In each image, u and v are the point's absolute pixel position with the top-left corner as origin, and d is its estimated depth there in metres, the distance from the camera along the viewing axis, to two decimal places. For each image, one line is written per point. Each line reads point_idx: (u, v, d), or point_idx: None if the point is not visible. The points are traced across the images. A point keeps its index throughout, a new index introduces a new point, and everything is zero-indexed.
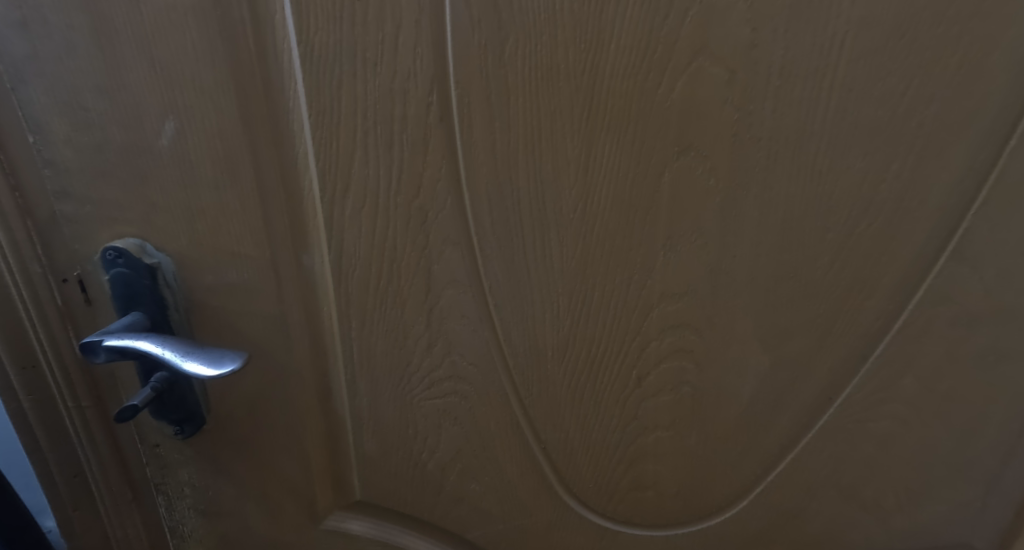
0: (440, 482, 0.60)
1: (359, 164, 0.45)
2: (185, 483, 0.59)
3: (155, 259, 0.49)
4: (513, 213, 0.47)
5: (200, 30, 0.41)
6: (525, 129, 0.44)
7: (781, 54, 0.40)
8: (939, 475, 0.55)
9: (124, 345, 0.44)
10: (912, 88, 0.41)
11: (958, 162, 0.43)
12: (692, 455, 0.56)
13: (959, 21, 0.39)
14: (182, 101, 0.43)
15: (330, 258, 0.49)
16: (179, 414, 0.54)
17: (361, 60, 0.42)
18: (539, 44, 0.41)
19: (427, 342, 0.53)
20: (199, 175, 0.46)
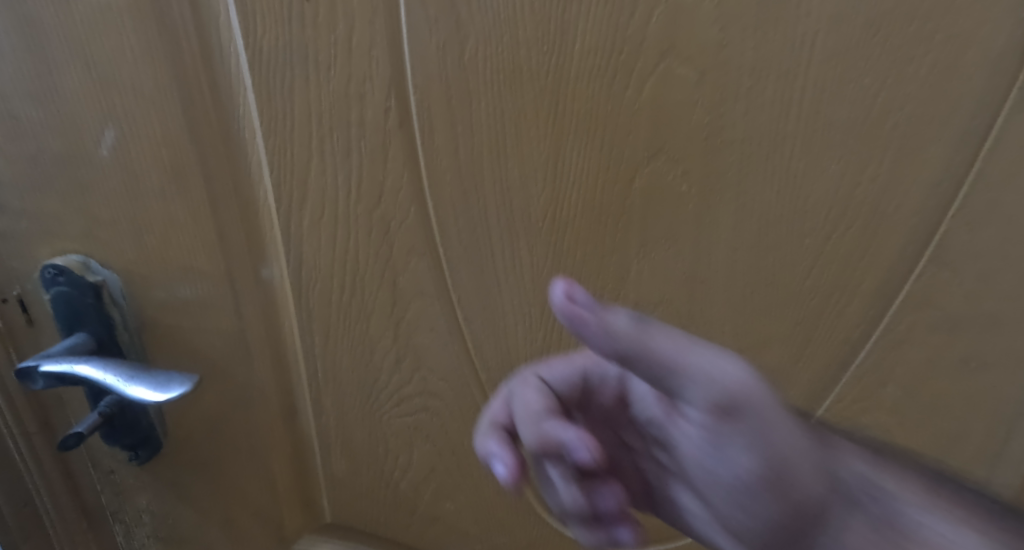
0: (414, 501, 0.58)
1: (317, 172, 0.43)
2: (144, 509, 0.57)
3: (100, 275, 0.46)
4: (480, 221, 0.45)
5: (137, 33, 0.39)
6: (488, 135, 0.42)
7: (751, 54, 0.39)
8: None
9: (62, 371, 0.42)
10: (887, 87, 0.39)
11: (936, 165, 0.41)
12: None
13: (933, 16, 0.37)
14: (121, 107, 0.41)
15: (290, 270, 0.47)
16: (132, 440, 0.51)
17: (314, 63, 0.40)
18: (500, 46, 0.39)
19: (394, 357, 0.51)
20: (143, 186, 0.43)
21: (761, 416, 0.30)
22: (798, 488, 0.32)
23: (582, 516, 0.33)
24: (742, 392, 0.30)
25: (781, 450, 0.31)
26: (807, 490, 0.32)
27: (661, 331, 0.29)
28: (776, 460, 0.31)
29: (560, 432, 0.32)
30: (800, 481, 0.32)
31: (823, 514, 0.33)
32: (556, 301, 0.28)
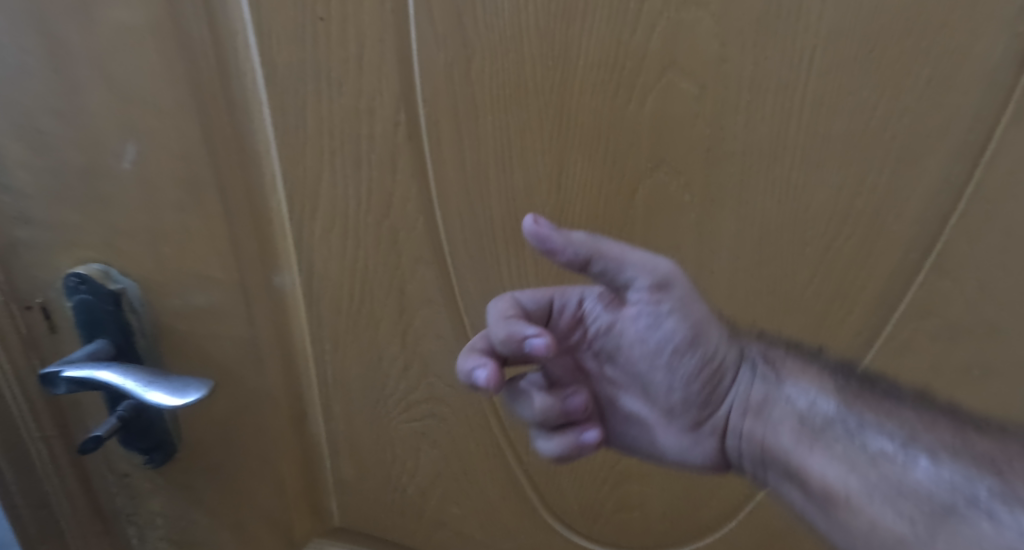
0: (421, 506, 0.59)
1: (328, 184, 0.45)
2: (157, 512, 0.58)
3: (120, 284, 0.48)
4: (486, 230, 0.46)
5: (158, 52, 0.40)
6: (494, 147, 0.43)
7: (751, 69, 0.40)
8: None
9: (84, 376, 0.43)
10: (884, 100, 0.40)
11: (935, 176, 0.41)
12: (677, 474, 0.55)
13: (928, 32, 0.38)
14: (142, 122, 0.42)
15: (302, 278, 0.48)
16: (146, 443, 0.52)
17: (326, 79, 0.41)
18: (506, 61, 0.40)
19: (402, 363, 0.52)
20: (161, 197, 0.45)
21: (683, 295, 0.41)
22: (708, 354, 0.43)
23: (556, 418, 0.44)
24: (667, 279, 0.40)
25: (698, 321, 0.42)
26: (715, 356, 0.43)
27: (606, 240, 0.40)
28: (695, 330, 0.42)
29: (523, 328, 0.39)
30: (711, 351, 0.43)
31: (732, 376, 0.44)
32: (527, 227, 0.38)
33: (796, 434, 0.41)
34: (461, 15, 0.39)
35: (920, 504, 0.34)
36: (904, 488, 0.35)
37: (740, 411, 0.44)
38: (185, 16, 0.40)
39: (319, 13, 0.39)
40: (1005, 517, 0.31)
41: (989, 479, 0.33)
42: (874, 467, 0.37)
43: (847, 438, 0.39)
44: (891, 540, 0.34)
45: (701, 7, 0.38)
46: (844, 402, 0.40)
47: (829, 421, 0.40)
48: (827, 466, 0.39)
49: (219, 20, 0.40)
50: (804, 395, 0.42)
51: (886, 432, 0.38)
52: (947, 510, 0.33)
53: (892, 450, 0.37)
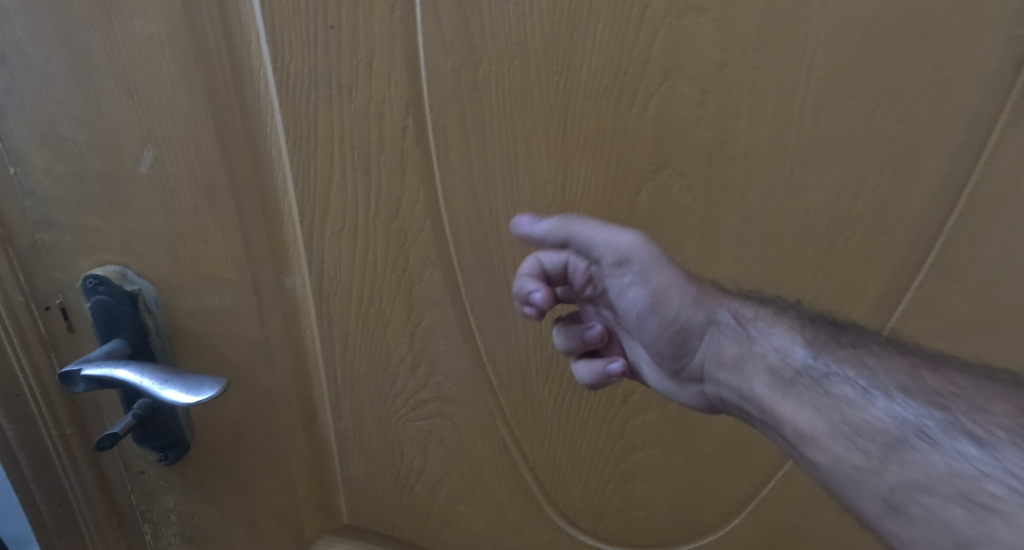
0: (428, 504, 0.60)
1: (338, 187, 0.46)
2: (171, 509, 0.59)
3: (136, 285, 0.49)
4: (493, 233, 0.47)
5: (176, 61, 0.41)
6: (500, 150, 0.44)
7: (751, 73, 0.40)
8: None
9: (102, 374, 0.44)
10: (884, 104, 0.40)
11: (935, 178, 0.42)
12: (681, 474, 0.56)
13: (926, 37, 0.38)
14: (160, 129, 0.44)
15: (312, 280, 0.50)
16: (161, 441, 0.54)
17: (337, 86, 0.42)
18: (511, 67, 0.41)
19: (410, 363, 0.53)
20: (177, 201, 0.46)
21: (643, 266, 0.44)
22: (674, 310, 0.45)
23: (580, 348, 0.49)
24: (629, 253, 0.44)
25: (658, 285, 0.44)
26: (681, 311, 0.45)
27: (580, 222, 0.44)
28: (658, 292, 0.44)
29: (526, 285, 0.46)
30: (675, 310, 0.45)
31: (702, 329, 0.45)
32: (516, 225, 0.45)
33: (765, 381, 0.40)
34: (469, 23, 0.40)
35: (874, 438, 0.34)
36: (866, 432, 0.34)
37: (715, 362, 0.45)
38: (201, 26, 0.41)
39: (331, 22, 0.41)
40: (955, 448, 0.31)
41: (940, 416, 0.32)
42: (839, 413, 0.36)
43: (817, 389, 0.37)
44: (851, 472, 0.33)
45: (702, 14, 0.39)
46: (813, 348, 0.40)
47: (799, 370, 0.39)
48: (795, 413, 0.37)
49: (234, 29, 0.42)
50: (773, 341, 0.41)
51: (852, 380, 0.37)
52: (899, 447, 0.32)
53: (855, 394, 0.36)
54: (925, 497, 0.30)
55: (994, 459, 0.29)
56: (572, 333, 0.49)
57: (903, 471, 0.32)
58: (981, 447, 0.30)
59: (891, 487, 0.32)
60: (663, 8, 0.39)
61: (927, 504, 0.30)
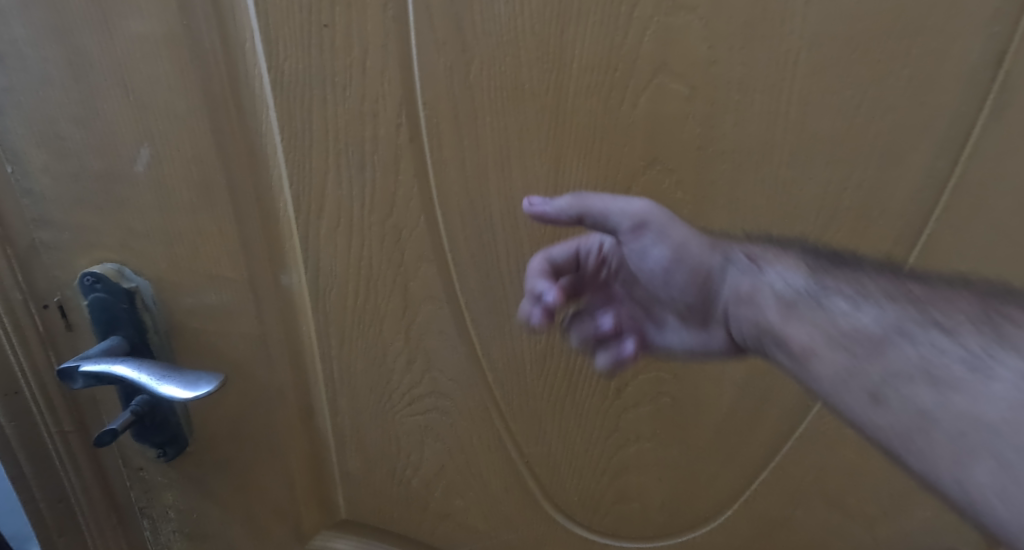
0: (425, 498, 0.61)
1: (333, 185, 0.46)
2: (170, 506, 0.59)
3: (133, 282, 0.49)
4: (486, 228, 0.48)
5: (173, 60, 0.42)
6: (493, 147, 0.45)
7: (738, 69, 0.41)
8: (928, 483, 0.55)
9: (100, 371, 0.45)
10: (868, 99, 0.41)
11: (918, 171, 0.43)
12: (674, 466, 0.57)
13: (907, 34, 0.39)
14: (156, 128, 0.44)
15: (308, 277, 0.50)
16: (160, 437, 0.54)
17: (331, 85, 0.43)
18: (503, 65, 0.42)
19: (406, 358, 0.53)
20: (174, 199, 0.46)
21: (662, 225, 0.42)
22: (693, 262, 0.42)
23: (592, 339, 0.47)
24: (645, 218, 0.42)
25: (675, 239, 0.42)
26: (699, 260, 0.42)
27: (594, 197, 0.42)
28: (678, 248, 0.42)
29: (538, 285, 0.44)
30: (694, 260, 0.42)
31: (720, 273, 0.43)
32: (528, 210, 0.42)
33: (775, 307, 0.40)
34: (461, 21, 0.41)
35: (863, 340, 0.36)
36: (859, 336, 0.36)
37: (732, 302, 0.43)
38: (197, 25, 0.41)
39: (325, 21, 0.41)
40: (925, 337, 0.34)
41: (915, 312, 0.36)
42: (836, 326, 0.37)
43: (816, 307, 0.39)
44: (841, 373, 0.36)
45: (690, 12, 0.40)
46: (816, 275, 0.40)
47: (800, 293, 0.40)
48: (802, 334, 0.38)
49: (229, 28, 0.42)
50: (779, 273, 0.41)
51: (846, 296, 0.38)
52: (885, 344, 0.35)
53: (848, 309, 0.37)
54: (906, 386, 0.33)
55: (959, 345, 0.33)
56: (582, 328, 0.48)
57: (886, 364, 0.35)
58: (947, 333, 0.34)
59: (875, 381, 0.35)
60: (651, 6, 0.40)
61: (905, 391, 0.33)
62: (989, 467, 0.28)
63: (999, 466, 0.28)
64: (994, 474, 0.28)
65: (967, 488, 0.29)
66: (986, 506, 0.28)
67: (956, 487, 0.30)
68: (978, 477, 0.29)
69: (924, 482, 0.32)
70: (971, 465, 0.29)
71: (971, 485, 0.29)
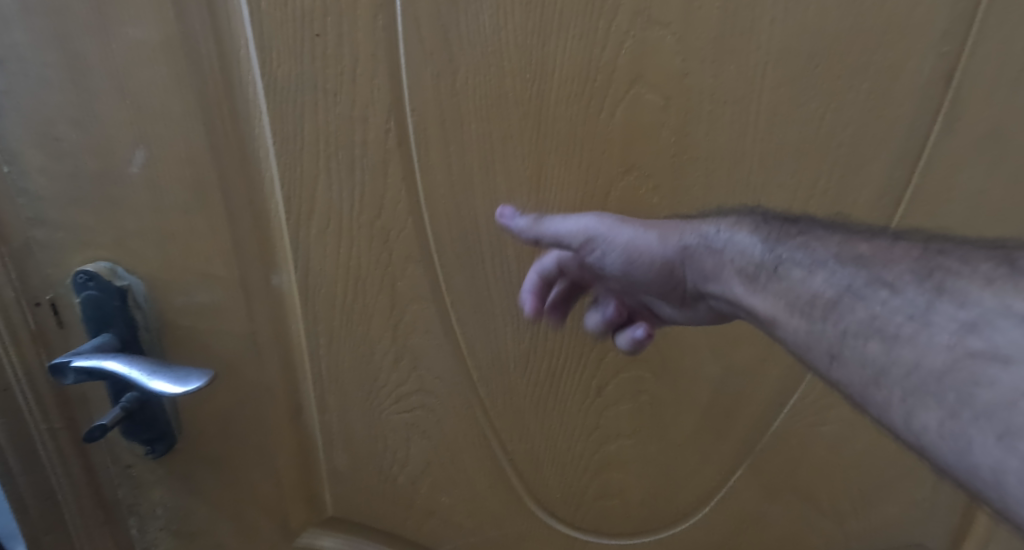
0: (411, 496, 0.62)
1: (323, 187, 0.48)
2: (158, 503, 0.60)
3: (126, 281, 0.50)
4: (472, 230, 0.50)
5: (169, 66, 0.44)
6: (478, 153, 0.47)
7: (710, 82, 0.44)
8: (895, 475, 0.58)
9: (91, 365, 0.45)
10: (830, 111, 0.44)
11: (877, 180, 0.46)
12: (653, 463, 0.59)
13: (865, 51, 0.42)
14: (152, 131, 0.46)
15: (298, 277, 0.52)
16: (149, 434, 0.54)
17: (323, 91, 0.45)
18: (488, 75, 0.44)
19: (393, 357, 0.55)
20: (168, 199, 0.48)
21: (605, 236, 0.45)
22: (651, 256, 0.45)
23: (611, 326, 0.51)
24: (590, 233, 0.45)
25: (625, 241, 0.45)
26: (657, 252, 0.45)
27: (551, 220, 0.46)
28: (630, 248, 0.45)
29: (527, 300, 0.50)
30: (650, 254, 0.45)
31: (682, 258, 0.45)
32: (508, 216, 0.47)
33: (738, 280, 0.42)
34: (448, 33, 0.43)
35: (815, 303, 0.38)
36: (813, 302, 0.38)
37: (701, 278, 0.45)
38: (193, 33, 0.43)
39: (317, 30, 0.43)
40: (875, 297, 0.35)
41: (862, 274, 0.36)
42: (794, 293, 0.39)
43: (775, 278, 0.40)
44: (805, 336, 0.38)
45: (663, 27, 0.42)
46: (770, 242, 0.41)
47: (759, 264, 0.41)
48: (767, 303, 0.40)
49: (224, 36, 0.44)
50: (736, 245, 0.43)
51: (799, 262, 0.39)
52: (837, 305, 0.37)
53: (804, 275, 0.39)
54: (856, 339, 0.35)
55: (900, 301, 0.34)
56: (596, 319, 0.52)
57: (840, 324, 0.36)
58: (892, 291, 0.35)
59: (832, 340, 0.36)
60: (627, 21, 0.42)
61: (857, 348, 0.35)
62: (938, 417, 0.30)
63: (949, 414, 0.30)
64: (942, 422, 0.30)
65: (918, 433, 0.32)
66: (935, 448, 0.31)
67: (904, 427, 0.32)
68: (930, 424, 0.31)
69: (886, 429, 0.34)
70: (921, 413, 0.31)
71: (923, 430, 0.31)
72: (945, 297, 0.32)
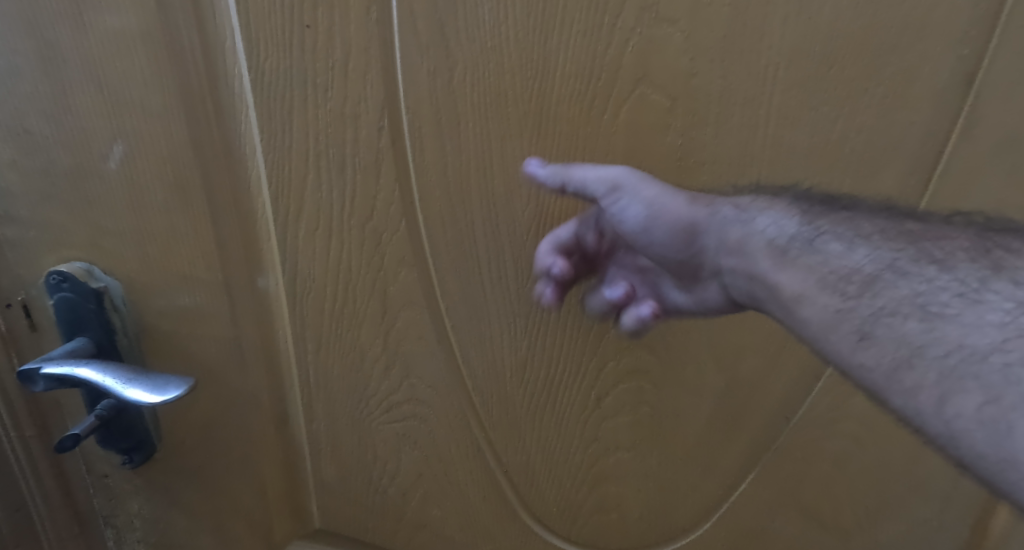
0: (401, 508, 0.60)
1: (312, 187, 0.46)
2: (136, 514, 0.57)
3: (102, 283, 0.48)
4: (467, 233, 0.48)
5: (148, 56, 0.41)
6: (475, 153, 0.45)
7: (719, 83, 0.42)
8: (902, 496, 0.55)
9: (63, 374, 0.43)
10: (843, 115, 0.42)
11: (891, 187, 0.44)
12: (652, 477, 0.57)
13: (880, 53, 0.40)
14: (130, 124, 0.43)
15: (285, 280, 0.49)
16: (127, 443, 0.52)
17: (312, 86, 0.43)
18: (486, 71, 0.42)
19: (384, 364, 0.53)
20: (147, 197, 0.46)
21: (635, 188, 0.43)
22: (675, 217, 0.43)
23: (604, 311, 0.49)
24: (618, 181, 0.43)
25: (651, 197, 0.43)
26: (682, 215, 0.43)
27: (580, 166, 0.43)
28: (654, 205, 0.43)
29: (546, 260, 0.46)
30: (676, 215, 0.43)
31: (707, 224, 0.43)
32: (530, 166, 0.44)
33: (767, 256, 0.41)
34: (444, 26, 0.41)
35: (852, 280, 0.37)
36: (852, 277, 0.37)
37: (723, 250, 0.43)
38: (174, 22, 0.41)
39: (306, 22, 0.41)
40: (920, 274, 0.35)
41: (909, 250, 0.37)
42: (829, 267, 0.38)
43: (810, 249, 0.40)
44: (833, 314, 0.37)
45: (671, 25, 0.40)
46: (807, 217, 0.40)
47: (793, 238, 0.40)
48: (796, 279, 0.39)
49: (208, 26, 0.41)
50: (769, 218, 0.41)
51: (839, 236, 0.39)
52: (876, 281, 0.36)
53: (842, 250, 0.39)
54: (888, 316, 0.35)
55: (951, 278, 0.34)
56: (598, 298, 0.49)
57: (876, 300, 0.36)
58: (941, 268, 0.35)
59: (864, 319, 0.35)
60: (632, 18, 0.40)
61: (893, 326, 0.34)
62: (976, 403, 0.29)
63: (991, 399, 0.29)
64: (980, 408, 0.29)
65: (949, 420, 0.30)
66: (967, 437, 0.29)
67: (934, 414, 0.31)
68: (964, 411, 0.30)
69: (907, 419, 0.33)
70: (957, 398, 0.30)
71: (955, 418, 0.30)
72: (1001, 278, 0.33)
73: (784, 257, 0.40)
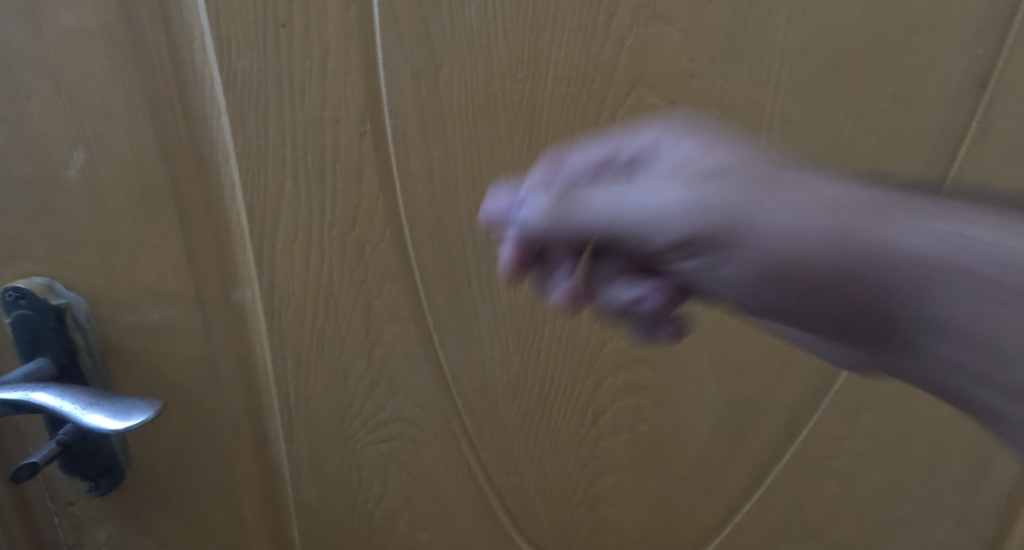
0: (388, 533, 0.56)
1: (290, 195, 0.43)
2: (105, 543, 0.54)
3: (64, 298, 0.45)
4: (456, 243, 0.45)
5: (110, 57, 0.39)
6: (463, 159, 0.42)
7: (720, 84, 0.40)
8: (913, 513, 0.52)
9: (17, 399, 0.40)
10: (851, 118, 0.40)
11: None
12: (653, 497, 0.54)
13: (889, 53, 0.38)
14: (92, 130, 0.41)
15: (262, 294, 0.47)
16: (93, 469, 0.49)
17: (289, 88, 0.40)
18: (473, 73, 0.40)
19: (369, 382, 0.50)
20: (113, 207, 0.43)
21: (653, 167, 0.28)
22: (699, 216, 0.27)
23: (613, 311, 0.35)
24: (638, 151, 0.29)
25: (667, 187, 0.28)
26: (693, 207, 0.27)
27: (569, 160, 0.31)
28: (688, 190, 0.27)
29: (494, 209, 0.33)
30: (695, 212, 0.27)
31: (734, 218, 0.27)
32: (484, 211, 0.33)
33: (817, 253, 0.26)
34: (428, 25, 0.39)
35: (964, 274, 0.23)
36: (954, 274, 0.23)
37: (808, 257, 0.26)
38: (138, 19, 0.38)
39: (281, 20, 0.39)
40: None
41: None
42: (904, 260, 0.24)
43: (886, 223, 0.25)
44: (916, 315, 0.24)
45: (670, 22, 0.38)
46: (875, 194, 0.26)
47: (843, 211, 0.25)
48: (870, 270, 0.25)
49: (174, 24, 0.39)
50: (831, 196, 0.26)
51: (935, 229, 0.24)
52: (986, 278, 0.22)
53: (912, 235, 0.24)
54: (967, 300, 0.23)
55: None
56: (602, 300, 0.34)
57: (943, 303, 0.23)
58: None
59: (954, 311, 0.23)
60: (629, 15, 0.38)
61: (940, 306, 0.24)
62: None
63: None
64: None
65: None
66: None
67: None
68: None
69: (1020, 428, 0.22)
70: None
71: None
72: None
73: (831, 237, 0.25)
